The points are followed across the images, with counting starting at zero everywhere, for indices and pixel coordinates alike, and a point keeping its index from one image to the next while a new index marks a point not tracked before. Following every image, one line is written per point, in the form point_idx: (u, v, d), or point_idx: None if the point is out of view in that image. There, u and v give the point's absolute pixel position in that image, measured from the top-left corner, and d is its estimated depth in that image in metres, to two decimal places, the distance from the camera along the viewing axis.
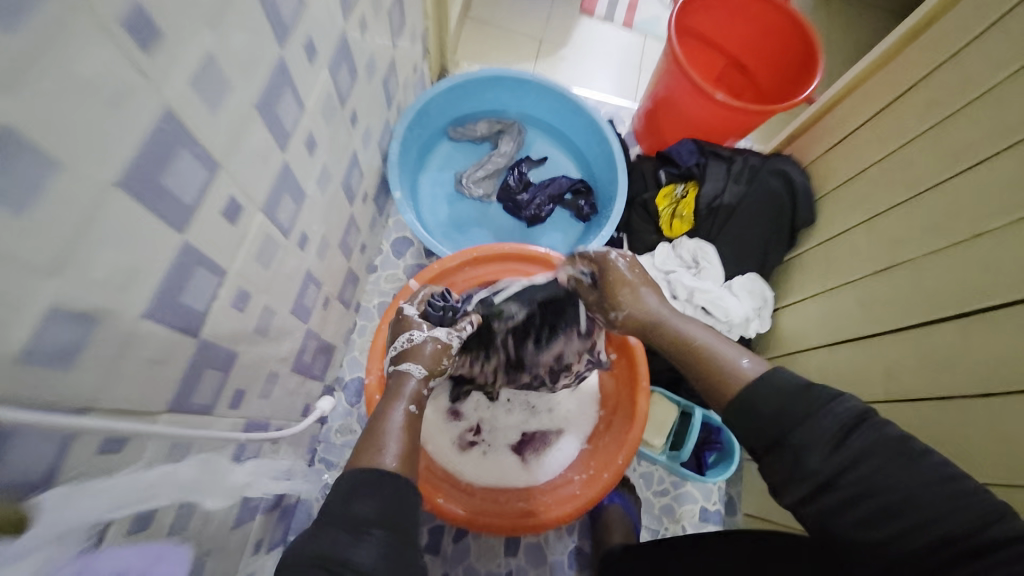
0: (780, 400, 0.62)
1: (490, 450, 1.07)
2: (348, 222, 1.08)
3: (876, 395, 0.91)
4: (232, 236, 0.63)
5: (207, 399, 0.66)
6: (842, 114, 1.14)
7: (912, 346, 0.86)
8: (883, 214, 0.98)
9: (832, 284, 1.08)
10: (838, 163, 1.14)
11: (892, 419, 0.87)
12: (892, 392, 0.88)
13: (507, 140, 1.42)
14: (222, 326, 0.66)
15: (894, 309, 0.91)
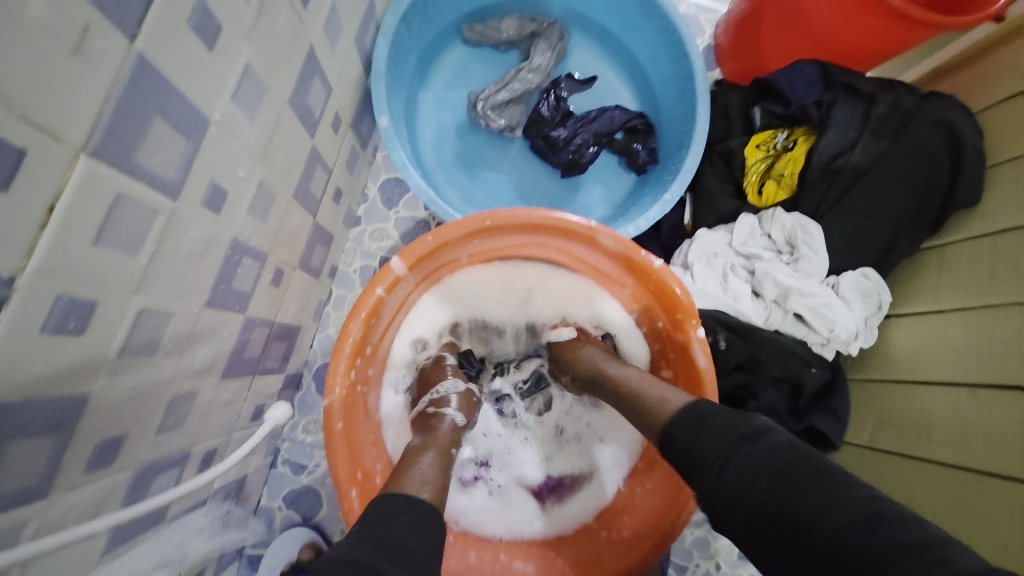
0: (698, 434, 0.52)
1: (497, 491, 0.79)
2: (309, 159, 0.73)
3: (930, 454, 0.78)
4: (5, 210, 0.32)
5: (18, 478, 0.40)
6: (1013, 59, 0.79)
7: (992, 408, 0.71)
8: (993, 238, 0.76)
9: (988, 301, 0.75)
10: (1013, 123, 0.78)
11: (930, 476, 0.77)
12: (954, 453, 0.74)
13: (542, 48, 1.02)
14: (34, 365, 0.38)
15: (979, 361, 0.74)
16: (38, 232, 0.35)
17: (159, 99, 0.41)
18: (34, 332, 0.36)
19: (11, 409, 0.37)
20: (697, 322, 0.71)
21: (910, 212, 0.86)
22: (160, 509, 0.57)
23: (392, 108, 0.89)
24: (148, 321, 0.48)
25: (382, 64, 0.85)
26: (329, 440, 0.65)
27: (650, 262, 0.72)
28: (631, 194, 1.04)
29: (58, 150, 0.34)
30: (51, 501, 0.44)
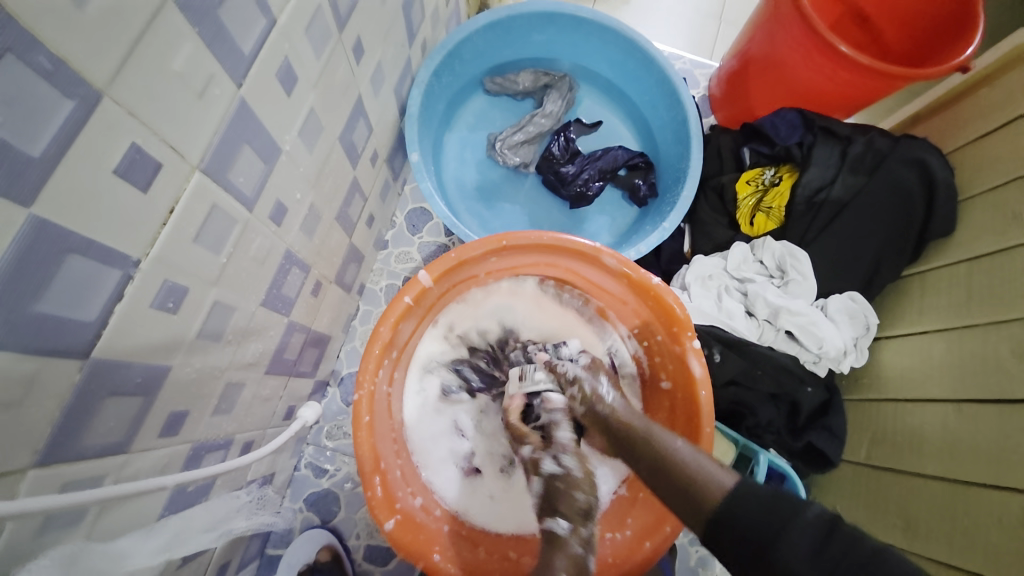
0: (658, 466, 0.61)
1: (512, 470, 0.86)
2: (350, 188, 0.85)
3: (906, 467, 0.85)
4: (141, 208, 0.43)
5: (111, 434, 0.48)
6: (974, 111, 0.90)
7: (953, 428, 0.79)
8: (944, 273, 0.88)
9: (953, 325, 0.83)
10: (975, 164, 0.87)
11: (900, 483, 0.85)
12: (924, 466, 0.82)
13: (554, 97, 1.16)
14: (140, 335, 0.47)
15: (939, 385, 0.83)
16: (159, 228, 0.45)
17: (250, 132, 0.53)
18: (145, 306, 0.46)
19: (119, 368, 0.47)
20: (691, 334, 0.79)
21: (892, 240, 0.93)
22: (208, 480, 0.65)
23: (422, 146, 1.01)
24: (219, 311, 0.58)
25: (415, 109, 0.98)
26: (356, 432, 0.72)
27: (647, 279, 0.80)
28: (634, 224, 1.14)
29: (181, 167, 0.45)
30: (129, 458, 0.52)
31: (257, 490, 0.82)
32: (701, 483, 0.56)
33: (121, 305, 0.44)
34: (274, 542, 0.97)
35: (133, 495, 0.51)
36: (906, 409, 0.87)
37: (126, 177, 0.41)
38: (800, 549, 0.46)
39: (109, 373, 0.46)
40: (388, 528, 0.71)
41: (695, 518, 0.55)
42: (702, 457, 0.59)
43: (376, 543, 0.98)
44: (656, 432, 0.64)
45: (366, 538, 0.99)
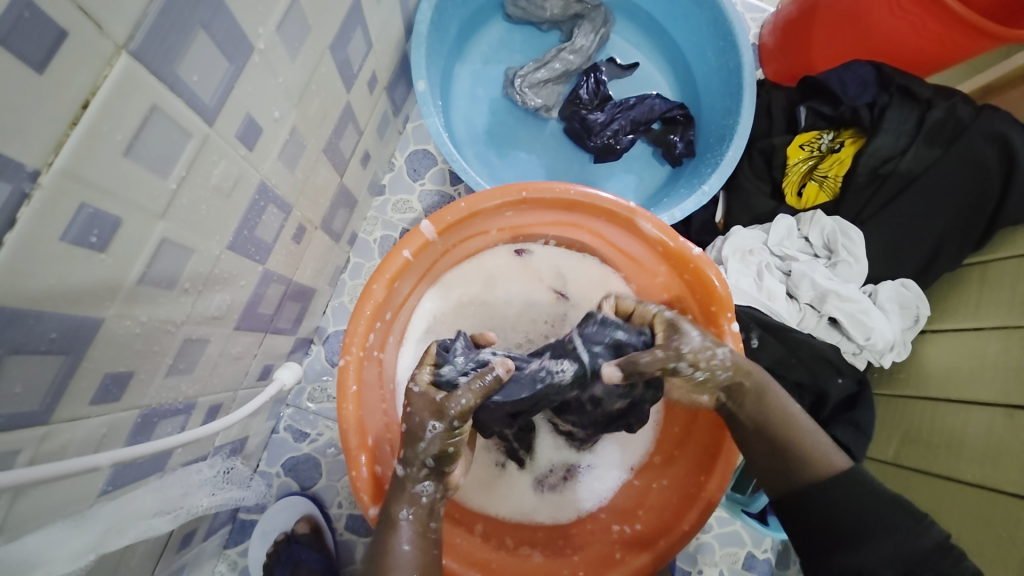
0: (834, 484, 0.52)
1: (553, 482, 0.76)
2: (342, 116, 0.70)
3: (929, 467, 0.77)
4: (38, 96, 0.31)
5: (25, 396, 0.38)
6: None
7: (992, 431, 0.70)
8: (1010, 260, 0.76)
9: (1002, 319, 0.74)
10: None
11: (923, 489, 0.77)
12: (950, 467, 0.74)
13: (586, 30, 1.00)
14: (48, 275, 0.36)
15: (978, 382, 0.74)
16: (68, 128, 0.33)
17: (205, 9, 0.38)
18: (53, 237, 0.35)
19: (20, 320, 0.35)
20: (731, 316, 0.67)
21: (957, 224, 0.82)
22: (162, 454, 0.55)
23: (430, 74, 0.87)
24: (171, 251, 0.46)
25: (424, 27, 0.83)
26: (342, 405, 0.62)
27: (687, 249, 0.68)
28: (663, 186, 1.01)
29: (97, 41, 0.32)
30: (50, 431, 0.41)
31: (224, 460, 0.72)
32: (807, 447, 0.55)
33: (13, 234, 0.32)
34: (248, 507, 0.88)
35: (59, 477, 0.41)
36: (938, 403, 0.79)
37: (9, 45, 0.28)
38: (893, 549, 0.49)
39: (5, 324, 0.34)
40: (376, 513, 0.62)
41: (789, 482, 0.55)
42: (818, 433, 0.56)
43: (359, 513, 0.90)
44: (771, 390, 0.58)
45: (348, 507, 0.90)
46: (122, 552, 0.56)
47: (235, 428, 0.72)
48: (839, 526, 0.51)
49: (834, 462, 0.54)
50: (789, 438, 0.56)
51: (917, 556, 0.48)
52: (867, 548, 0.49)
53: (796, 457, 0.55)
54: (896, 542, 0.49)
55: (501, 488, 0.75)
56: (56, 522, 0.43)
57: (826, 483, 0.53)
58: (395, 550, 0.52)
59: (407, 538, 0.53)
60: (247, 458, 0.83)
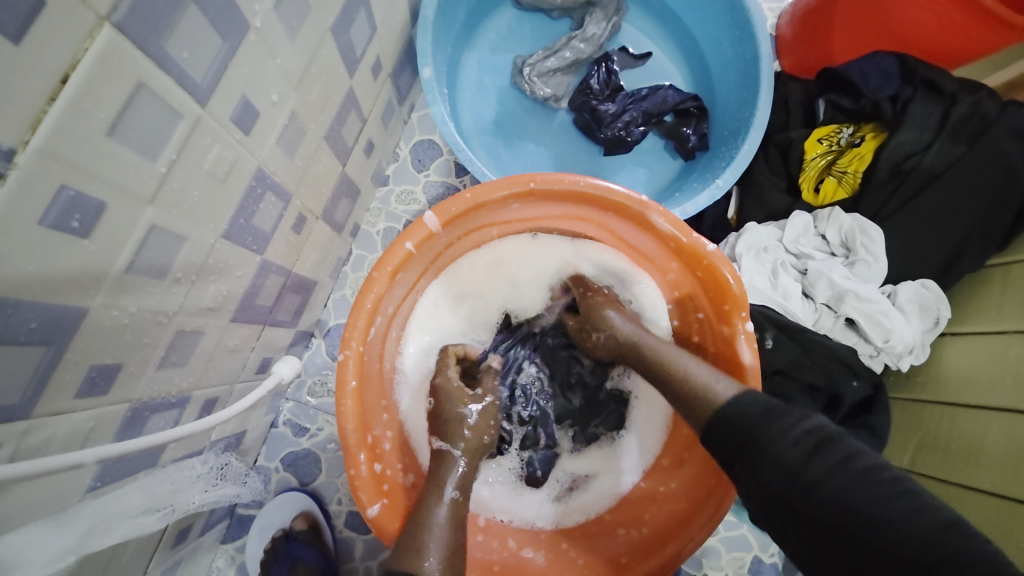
0: (745, 411, 0.51)
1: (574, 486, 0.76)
2: (345, 101, 0.67)
3: (944, 474, 0.74)
4: (14, 70, 0.28)
5: (5, 389, 0.36)
6: None
7: (1009, 432, 0.67)
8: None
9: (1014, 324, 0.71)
10: None
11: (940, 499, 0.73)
12: (966, 475, 0.71)
13: (598, 17, 0.97)
14: (25, 261, 0.34)
15: (992, 385, 0.71)
16: (45, 104, 0.31)
17: None
18: (30, 221, 0.32)
19: None
20: (746, 315, 0.64)
21: (981, 226, 0.79)
22: (153, 449, 0.54)
23: (436, 61, 0.84)
24: (160, 240, 0.44)
25: (430, 11, 0.80)
26: (340, 401, 0.60)
27: (700, 245, 0.65)
28: (674, 181, 0.98)
29: (79, 11, 0.30)
30: (32, 425, 0.40)
31: (220, 454, 0.71)
32: (690, 380, 0.57)
33: None
34: (246, 502, 0.87)
35: (39, 473, 0.39)
36: (952, 407, 0.76)
37: None
38: (788, 448, 0.46)
39: None
40: (372, 514, 0.60)
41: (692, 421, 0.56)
42: (701, 367, 0.58)
43: (358, 510, 0.88)
44: (644, 341, 0.64)
45: (348, 504, 0.89)
46: (112, 549, 0.54)
47: (232, 422, 0.71)
48: (738, 437, 0.50)
49: (720, 394, 0.54)
50: (676, 374, 0.58)
51: (798, 460, 0.45)
52: (766, 455, 0.47)
53: (684, 392, 0.57)
54: (779, 436, 0.47)
55: (499, 489, 0.74)
56: (39, 519, 0.42)
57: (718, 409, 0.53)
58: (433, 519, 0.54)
59: (445, 507, 0.56)
60: (244, 452, 0.81)
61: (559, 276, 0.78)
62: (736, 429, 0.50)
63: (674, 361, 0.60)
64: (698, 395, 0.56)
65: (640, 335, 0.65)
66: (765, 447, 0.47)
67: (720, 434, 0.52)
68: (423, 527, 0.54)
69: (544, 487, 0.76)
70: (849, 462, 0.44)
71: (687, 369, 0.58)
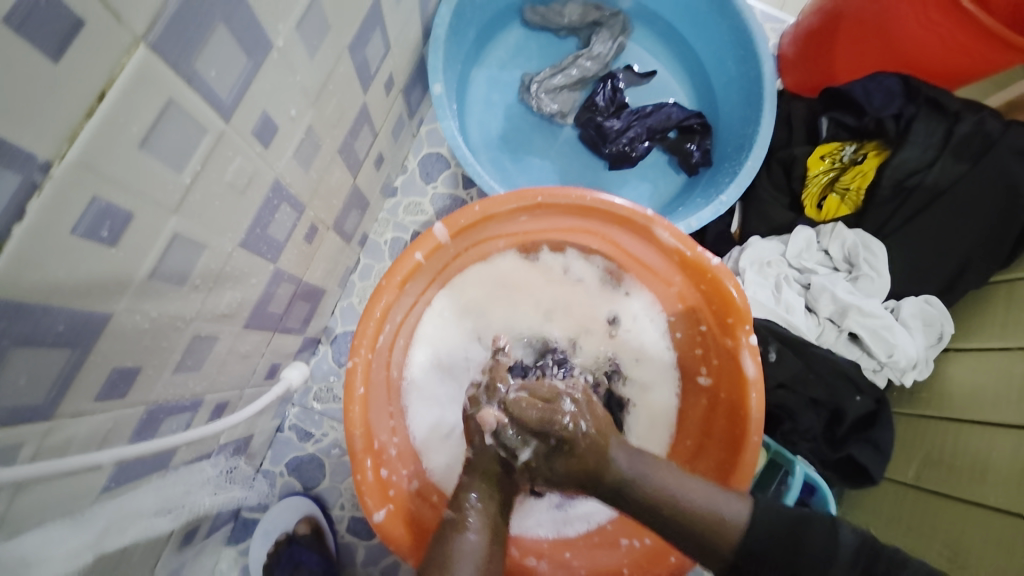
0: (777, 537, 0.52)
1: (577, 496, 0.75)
2: (358, 116, 0.69)
3: (949, 491, 0.74)
4: (54, 86, 0.30)
5: (31, 390, 0.38)
6: None
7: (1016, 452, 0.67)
8: None
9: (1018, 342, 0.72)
10: None
11: (944, 517, 0.73)
12: (970, 491, 0.71)
13: (604, 36, 1.00)
14: (56, 267, 0.35)
15: (997, 403, 0.71)
16: (82, 119, 0.33)
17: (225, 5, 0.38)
18: (63, 228, 0.34)
19: (28, 312, 0.35)
20: (749, 329, 0.65)
21: (984, 242, 0.79)
22: (167, 452, 0.54)
23: (447, 78, 0.87)
24: (182, 248, 0.45)
25: (442, 31, 0.83)
26: (349, 407, 0.61)
27: (705, 259, 0.66)
28: (678, 195, 1.00)
29: (116, 32, 0.32)
30: (53, 426, 0.41)
31: (228, 459, 0.72)
32: (703, 512, 0.53)
33: (23, 224, 0.31)
34: (250, 507, 0.87)
35: (60, 474, 0.40)
36: (956, 424, 0.76)
37: (27, 33, 0.28)
38: (842, 573, 0.49)
39: (13, 314, 0.34)
40: (377, 519, 0.60)
41: (710, 562, 0.53)
42: (712, 493, 0.55)
43: (361, 516, 0.89)
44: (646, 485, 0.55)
45: (350, 510, 0.89)
46: (123, 551, 0.55)
47: (241, 427, 0.72)
48: (783, 569, 0.51)
49: (732, 526, 0.53)
50: (690, 520, 0.53)
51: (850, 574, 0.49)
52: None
53: (700, 533, 0.53)
54: (832, 563, 0.49)
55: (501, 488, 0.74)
56: (54, 520, 0.43)
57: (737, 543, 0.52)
58: (460, 540, 0.54)
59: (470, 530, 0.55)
60: (251, 457, 0.82)
61: (563, 287, 0.80)
62: (774, 564, 0.51)
63: (664, 489, 0.55)
64: (719, 527, 0.53)
65: (635, 470, 0.55)
66: (827, 574, 0.49)
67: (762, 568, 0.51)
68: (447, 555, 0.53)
69: (548, 497, 0.75)
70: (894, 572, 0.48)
71: (685, 498, 0.54)
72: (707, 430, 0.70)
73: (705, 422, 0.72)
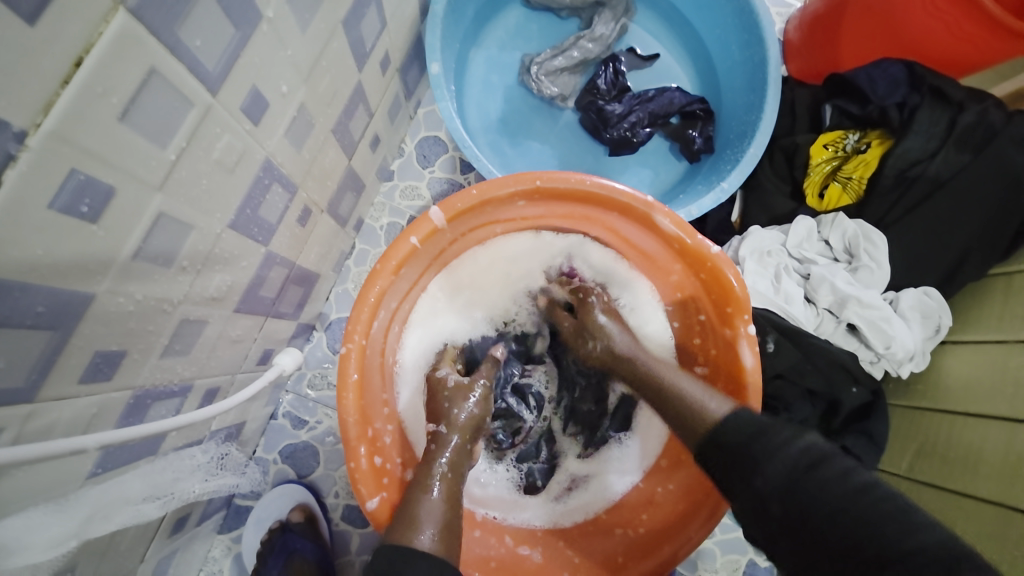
0: (747, 430, 0.51)
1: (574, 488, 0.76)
2: (353, 95, 0.67)
3: (941, 481, 0.74)
4: (26, 52, 0.28)
5: (7, 373, 0.36)
6: None
7: (1010, 443, 0.67)
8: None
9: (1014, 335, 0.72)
10: None
11: (936, 509, 0.73)
12: (963, 483, 0.71)
13: (607, 17, 0.97)
14: (34, 245, 0.34)
15: (992, 396, 0.71)
16: (58, 87, 0.31)
17: None
18: (40, 204, 0.32)
19: (4, 292, 0.33)
20: (748, 318, 0.64)
21: (981, 235, 0.79)
22: (156, 437, 0.54)
23: (445, 58, 0.84)
24: (168, 227, 0.44)
25: (440, 8, 0.80)
26: (343, 394, 0.60)
27: (705, 247, 0.65)
28: (679, 183, 0.98)
29: None
30: (35, 410, 0.40)
31: (220, 445, 0.71)
32: (691, 403, 0.57)
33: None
34: (243, 493, 0.87)
35: (42, 458, 0.39)
36: (950, 416, 0.76)
37: None
38: (781, 465, 0.47)
39: None
40: (371, 507, 0.60)
41: (688, 438, 0.56)
42: (700, 389, 0.58)
43: (356, 504, 0.88)
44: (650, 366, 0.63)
45: (345, 497, 0.89)
46: (111, 535, 0.54)
47: (233, 413, 0.71)
48: (737, 456, 0.51)
49: (713, 411, 0.55)
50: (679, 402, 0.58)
51: (792, 471, 0.46)
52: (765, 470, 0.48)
53: (679, 411, 0.57)
54: (778, 452, 0.48)
55: (494, 492, 0.74)
56: (40, 503, 0.42)
57: (711, 430, 0.54)
58: (425, 501, 0.57)
59: (436, 486, 0.59)
60: (244, 443, 0.81)
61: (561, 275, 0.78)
62: (740, 453, 0.50)
63: (670, 382, 0.60)
64: (696, 412, 0.56)
65: (635, 352, 0.65)
66: (764, 467, 0.48)
67: (715, 466, 0.53)
68: (412, 508, 0.56)
69: (545, 490, 0.76)
70: (842, 478, 0.45)
71: (682, 391, 0.58)
72: None
73: None
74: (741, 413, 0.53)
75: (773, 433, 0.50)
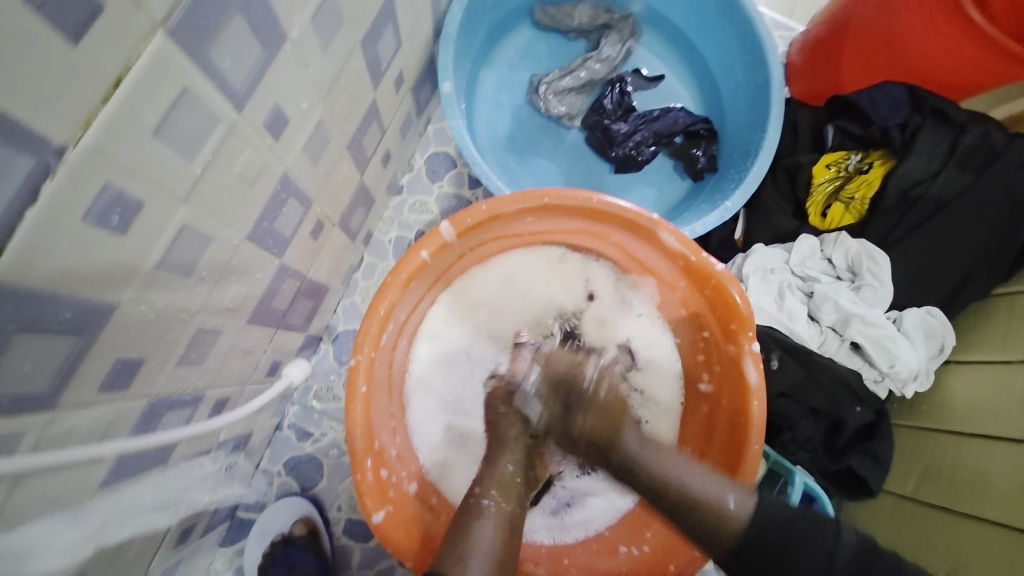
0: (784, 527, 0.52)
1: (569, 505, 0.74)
2: (368, 113, 0.69)
3: (947, 504, 0.74)
4: (68, 69, 0.30)
5: (32, 378, 0.37)
6: None
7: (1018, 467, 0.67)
8: None
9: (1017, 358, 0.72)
10: None
11: (943, 535, 0.72)
12: (970, 506, 0.71)
13: (613, 40, 1.00)
14: (65, 254, 0.35)
15: (997, 417, 0.72)
16: (98, 103, 0.32)
17: None
18: (72, 215, 0.34)
19: (35, 299, 0.34)
20: (753, 335, 0.65)
21: (984, 254, 0.80)
22: (166, 447, 0.54)
23: (456, 77, 0.86)
24: (190, 239, 0.45)
25: (453, 29, 0.83)
26: (350, 405, 0.60)
27: (709, 265, 0.66)
28: (684, 200, 0.99)
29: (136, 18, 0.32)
30: (55, 416, 0.40)
31: (227, 455, 0.71)
32: (707, 500, 0.54)
33: (36, 207, 0.31)
34: (247, 505, 0.86)
35: (62, 465, 0.39)
36: (954, 438, 0.76)
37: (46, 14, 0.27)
38: (823, 566, 0.50)
39: (20, 302, 0.33)
40: (377, 520, 0.60)
41: (714, 543, 0.53)
42: (706, 480, 0.56)
43: (359, 518, 0.88)
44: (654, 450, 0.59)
45: (348, 511, 0.88)
46: (120, 547, 0.54)
47: (241, 423, 0.71)
48: (776, 548, 0.51)
49: (734, 513, 0.53)
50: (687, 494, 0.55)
51: (828, 571, 0.50)
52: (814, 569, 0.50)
53: (703, 514, 0.54)
54: (814, 549, 0.50)
55: None
56: (55, 511, 0.42)
57: (747, 527, 0.52)
58: (476, 537, 0.54)
59: (487, 529, 0.55)
60: (250, 454, 0.81)
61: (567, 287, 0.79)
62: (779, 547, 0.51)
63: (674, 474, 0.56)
64: (720, 514, 0.53)
65: (646, 457, 0.58)
66: (808, 565, 0.50)
67: (755, 560, 0.52)
68: (465, 549, 0.53)
69: (540, 504, 0.74)
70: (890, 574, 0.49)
71: (691, 484, 0.55)
72: (709, 434, 0.70)
73: (706, 428, 0.71)
74: (770, 501, 0.54)
75: (809, 522, 0.52)
